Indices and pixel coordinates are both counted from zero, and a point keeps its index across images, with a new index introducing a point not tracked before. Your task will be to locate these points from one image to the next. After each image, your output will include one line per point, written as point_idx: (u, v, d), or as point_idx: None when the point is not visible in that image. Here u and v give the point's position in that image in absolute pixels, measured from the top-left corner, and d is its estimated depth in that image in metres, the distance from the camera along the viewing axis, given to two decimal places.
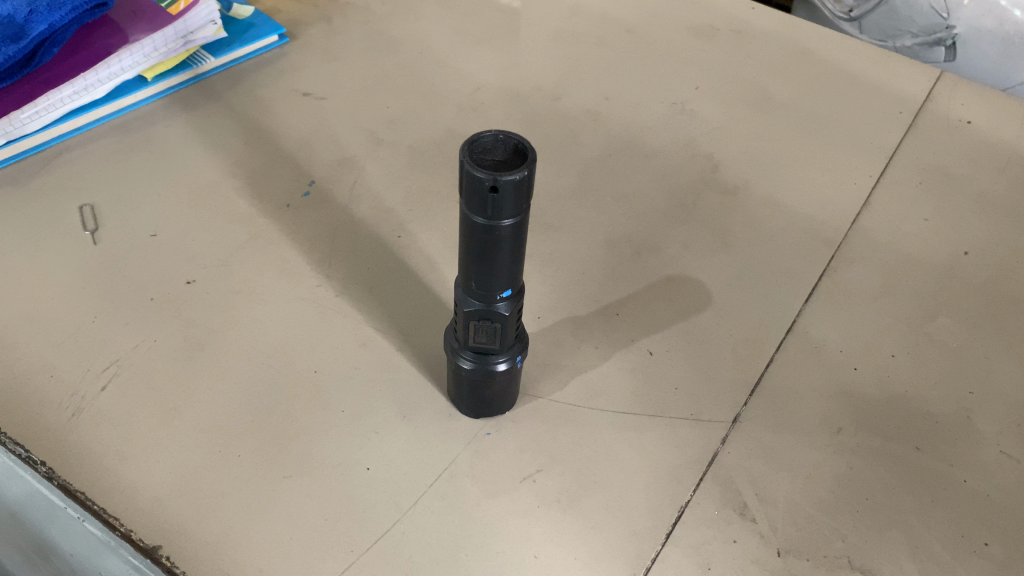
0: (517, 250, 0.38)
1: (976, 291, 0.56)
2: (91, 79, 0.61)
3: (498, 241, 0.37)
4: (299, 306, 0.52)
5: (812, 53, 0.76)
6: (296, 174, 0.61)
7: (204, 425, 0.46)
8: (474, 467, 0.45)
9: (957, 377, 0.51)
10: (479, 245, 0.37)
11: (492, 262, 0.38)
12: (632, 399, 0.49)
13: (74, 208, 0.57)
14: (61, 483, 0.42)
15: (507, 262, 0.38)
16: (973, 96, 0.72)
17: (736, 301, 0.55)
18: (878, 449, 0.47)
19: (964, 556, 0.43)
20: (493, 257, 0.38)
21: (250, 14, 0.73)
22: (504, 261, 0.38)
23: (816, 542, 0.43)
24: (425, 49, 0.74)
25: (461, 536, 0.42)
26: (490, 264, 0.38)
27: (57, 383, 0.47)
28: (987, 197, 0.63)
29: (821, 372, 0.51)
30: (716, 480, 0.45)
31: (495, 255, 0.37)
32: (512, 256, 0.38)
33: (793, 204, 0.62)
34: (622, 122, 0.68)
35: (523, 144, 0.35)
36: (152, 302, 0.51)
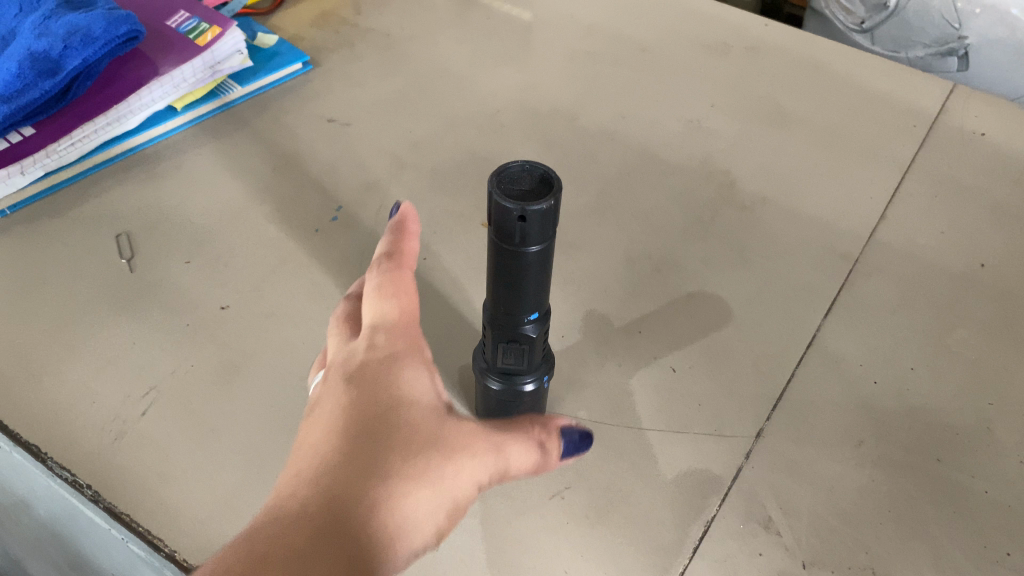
0: (544, 274, 0.39)
1: (993, 302, 0.57)
2: (123, 111, 0.63)
3: (525, 265, 0.38)
4: (329, 329, 0.53)
5: (826, 67, 0.78)
6: (323, 198, 0.62)
7: (241, 447, 0.47)
8: (504, 485, 0.46)
9: (977, 388, 0.52)
10: (507, 270, 0.38)
11: (521, 286, 0.39)
12: (656, 415, 0.50)
13: (110, 236, 0.58)
14: (107, 506, 0.44)
15: (535, 285, 0.39)
16: (986, 108, 0.73)
17: (757, 316, 0.56)
18: (900, 462, 0.48)
19: (987, 566, 0.43)
20: (521, 282, 0.39)
21: (275, 42, 0.75)
22: (532, 285, 0.39)
23: (840, 553, 0.44)
24: (445, 72, 0.76)
25: (492, 553, 0.43)
26: (518, 288, 0.39)
27: (100, 409, 0.48)
28: (1002, 208, 0.64)
29: (842, 385, 0.52)
30: (741, 495, 0.46)
31: (523, 280, 0.39)
32: (539, 279, 0.39)
33: (810, 218, 0.63)
34: (639, 140, 0.69)
35: (549, 174, 0.36)
36: (188, 327, 0.53)
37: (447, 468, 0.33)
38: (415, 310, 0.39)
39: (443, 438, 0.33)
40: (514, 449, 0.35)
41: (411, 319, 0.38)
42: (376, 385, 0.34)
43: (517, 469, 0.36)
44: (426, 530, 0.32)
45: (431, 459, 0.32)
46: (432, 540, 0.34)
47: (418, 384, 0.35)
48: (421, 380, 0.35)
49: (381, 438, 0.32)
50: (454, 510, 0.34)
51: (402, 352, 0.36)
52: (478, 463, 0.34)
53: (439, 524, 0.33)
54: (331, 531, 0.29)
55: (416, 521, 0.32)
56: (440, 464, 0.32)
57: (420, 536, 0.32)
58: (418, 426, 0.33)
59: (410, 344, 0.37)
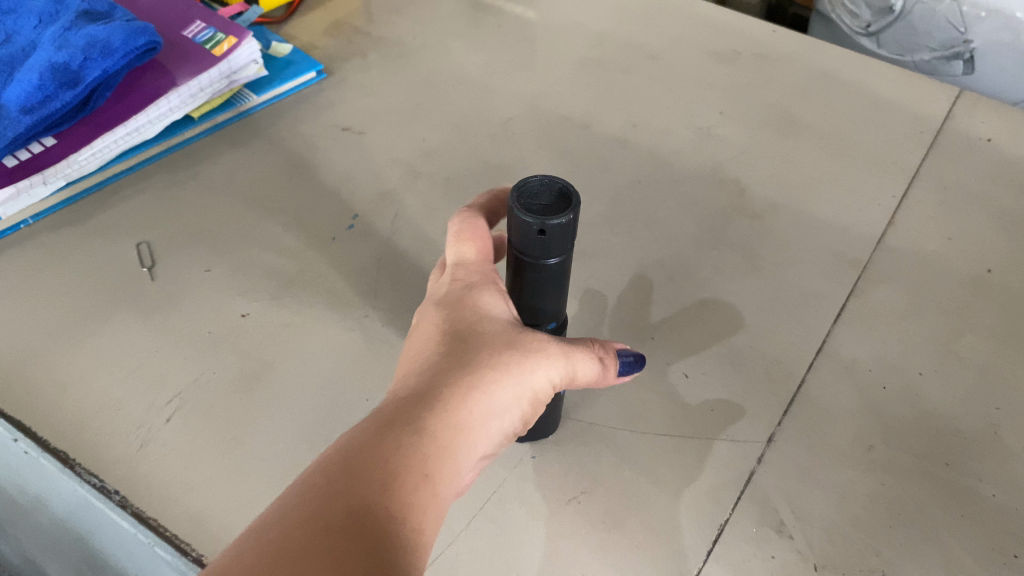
0: (562, 285, 0.40)
1: (1000, 308, 0.58)
2: (142, 121, 0.64)
3: (544, 276, 0.39)
4: (348, 337, 0.54)
5: (833, 75, 0.78)
6: (339, 207, 0.63)
7: (264, 455, 0.48)
8: (521, 490, 0.47)
9: (985, 394, 0.53)
10: (527, 281, 0.39)
11: (539, 297, 0.40)
12: (670, 421, 0.51)
13: (131, 246, 0.60)
14: (135, 511, 0.45)
15: (553, 296, 0.40)
16: (992, 115, 0.74)
17: (768, 323, 0.57)
18: (910, 467, 0.49)
19: (995, 569, 0.44)
20: (540, 292, 0.40)
21: (289, 51, 0.77)
22: (551, 296, 0.40)
23: (852, 557, 0.45)
24: (457, 81, 0.77)
25: (511, 556, 0.44)
26: (535, 298, 0.40)
27: (125, 416, 0.49)
28: (1009, 214, 0.65)
29: (852, 391, 0.53)
30: (754, 499, 0.47)
31: (542, 291, 0.40)
32: (557, 290, 0.40)
33: (820, 225, 0.64)
34: (650, 148, 0.70)
35: (568, 189, 0.37)
36: (209, 336, 0.54)
37: (523, 363, 0.37)
38: (489, 247, 0.43)
39: (515, 340, 0.38)
40: (580, 359, 0.39)
41: (488, 253, 0.42)
42: (456, 307, 0.39)
43: (591, 370, 0.40)
44: (509, 418, 0.37)
45: (509, 355, 0.37)
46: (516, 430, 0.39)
47: (494, 303, 0.40)
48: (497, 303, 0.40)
49: (460, 344, 0.38)
50: (535, 402, 0.39)
51: (478, 278, 0.41)
52: (553, 363, 0.38)
53: (522, 413, 0.38)
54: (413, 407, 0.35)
55: (501, 408, 0.37)
56: (518, 360, 0.37)
57: (503, 423, 0.37)
58: (493, 334, 0.38)
59: (487, 271, 0.41)
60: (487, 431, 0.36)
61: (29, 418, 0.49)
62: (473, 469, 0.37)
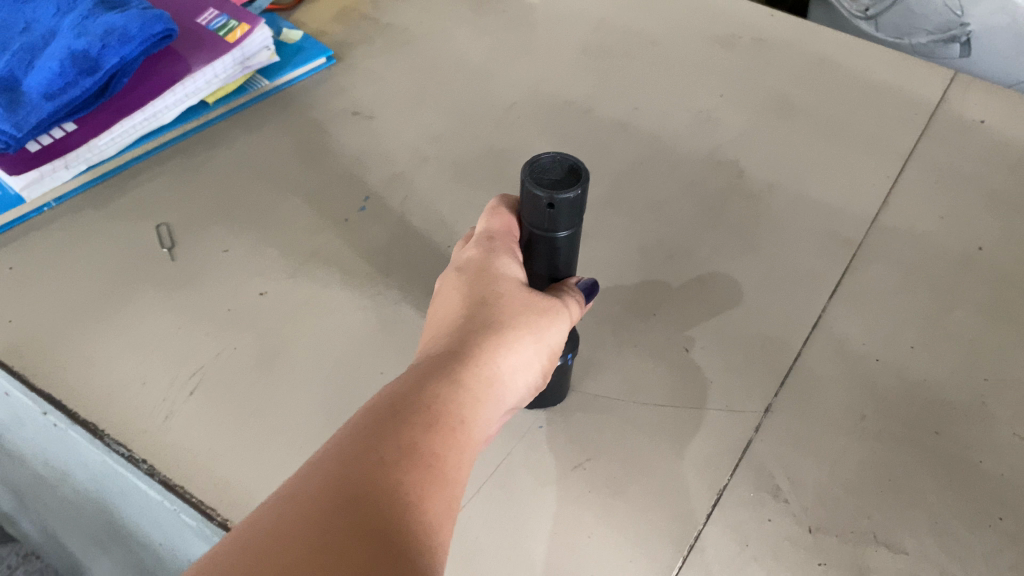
0: (571, 252, 0.43)
1: (989, 284, 0.60)
2: (159, 107, 0.66)
3: (555, 245, 0.41)
4: (361, 314, 0.57)
5: (830, 59, 0.80)
6: (351, 190, 0.66)
7: (283, 426, 0.50)
8: (529, 458, 0.50)
9: (972, 366, 0.55)
10: (539, 248, 0.42)
11: (552, 262, 0.43)
12: (671, 393, 0.53)
13: (151, 228, 0.62)
14: (162, 479, 0.48)
15: (564, 260, 0.43)
16: (985, 97, 0.76)
17: (765, 299, 0.59)
18: (900, 435, 0.51)
19: (979, 531, 0.47)
20: (552, 258, 0.43)
21: (299, 38, 0.78)
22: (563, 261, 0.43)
23: (844, 519, 0.47)
24: (463, 66, 0.78)
25: (521, 519, 0.47)
26: (548, 262, 0.43)
27: (150, 390, 0.52)
28: (999, 194, 0.67)
29: (845, 364, 0.55)
30: (750, 466, 0.49)
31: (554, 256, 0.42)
32: (567, 256, 0.43)
33: (816, 206, 0.66)
34: (651, 131, 0.72)
35: (577, 165, 0.39)
36: (228, 314, 0.56)
37: (544, 323, 0.40)
38: (517, 220, 0.45)
39: (534, 298, 0.41)
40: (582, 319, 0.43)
41: (513, 225, 0.45)
42: (478, 271, 0.41)
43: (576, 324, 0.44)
44: (532, 370, 0.40)
45: (532, 315, 0.40)
46: (536, 386, 0.41)
47: (512, 268, 0.42)
48: (515, 269, 0.42)
49: (486, 301, 0.40)
50: (551, 359, 0.41)
51: (498, 242, 0.43)
52: (562, 322, 0.41)
53: (541, 370, 0.41)
54: (450, 358, 0.37)
55: (527, 361, 0.39)
56: (540, 320, 0.40)
57: (527, 378, 0.40)
58: (514, 293, 0.41)
59: (508, 240, 0.44)
60: (515, 382, 0.39)
61: (59, 392, 0.51)
62: (499, 420, 0.39)
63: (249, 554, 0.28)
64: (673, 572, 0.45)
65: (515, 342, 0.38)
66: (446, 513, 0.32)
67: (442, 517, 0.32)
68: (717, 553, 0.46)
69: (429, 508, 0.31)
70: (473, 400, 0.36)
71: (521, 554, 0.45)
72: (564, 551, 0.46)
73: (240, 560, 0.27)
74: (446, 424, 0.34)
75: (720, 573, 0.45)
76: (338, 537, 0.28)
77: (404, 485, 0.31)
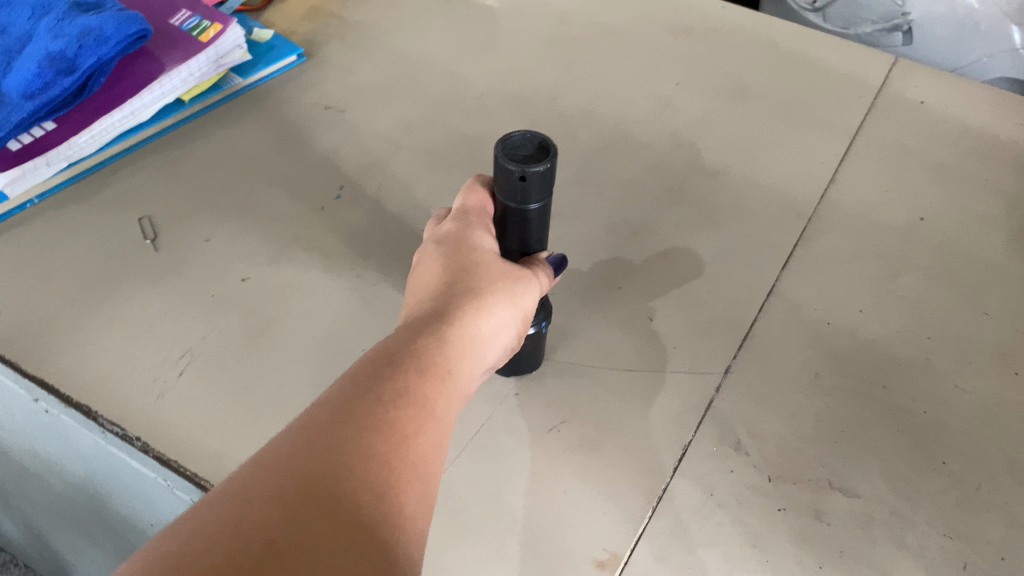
0: (542, 225, 0.46)
1: (932, 251, 0.64)
2: (137, 105, 0.68)
3: (527, 217, 0.44)
4: (342, 295, 0.59)
5: (781, 46, 0.84)
6: (326, 180, 0.68)
7: (271, 401, 0.53)
8: (507, 422, 0.52)
9: (917, 325, 0.59)
10: (512, 221, 0.45)
11: (524, 235, 0.46)
12: (638, 358, 0.56)
13: (134, 220, 0.64)
14: (156, 454, 0.50)
15: (535, 233, 0.46)
16: (925, 79, 0.80)
17: (724, 270, 0.62)
18: (851, 390, 0.55)
19: (926, 473, 0.50)
20: (524, 230, 0.46)
21: (270, 37, 0.81)
22: (534, 234, 0.46)
23: (802, 468, 0.51)
24: (431, 60, 0.81)
25: (501, 478, 0.50)
26: (519, 235, 0.46)
27: (141, 371, 0.54)
28: (940, 168, 0.71)
29: (800, 327, 0.58)
30: (714, 422, 0.53)
31: (526, 229, 0.45)
32: (538, 229, 0.46)
33: (771, 183, 0.70)
34: (613, 118, 0.76)
35: (546, 142, 0.42)
36: (213, 298, 0.58)
37: (519, 289, 0.43)
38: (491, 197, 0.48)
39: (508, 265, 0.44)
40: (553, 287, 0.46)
41: (487, 202, 0.48)
42: (456, 241, 0.44)
43: (546, 293, 0.47)
44: (511, 330, 0.43)
45: (508, 281, 0.43)
46: (510, 348, 0.44)
47: (487, 240, 0.45)
48: (490, 242, 0.45)
49: (466, 268, 0.43)
50: (525, 322, 0.44)
51: (474, 217, 0.46)
52: (535, 288, 0.45)
53: (515, 332, 0.44)
54: (433, 318, 0.39)
55: (506, 321, 0.42)
56: (515, 286, 0.43)
57: (503, 339, 0.43)
58: (490, 261, 0.44)
59: (482, 216, 0.47)
60: (494, 341, 0.42)
61: (52, 376, 0.53)
62: (481, 376, 0.42)
63: (261, 477, 0.31)
64: (644, 521, 0.48)
65: (493, 304, 0.41)
66: (437, 450, 0.35)
67: (433, 454, 0.35)
68: (685, 501, 0.49)
69: (422, 443, 0.34)
70: (458, 353, 0.39)
71: (502, 510, 0.48)
72: (541, 506, 0.48)
73: (255, 482, 0.31)
74: (435, 373, 0.37)
75: (688, 520, 0.48)
76: (340, 469, 0.31)
77: (400, 422, 0.34)
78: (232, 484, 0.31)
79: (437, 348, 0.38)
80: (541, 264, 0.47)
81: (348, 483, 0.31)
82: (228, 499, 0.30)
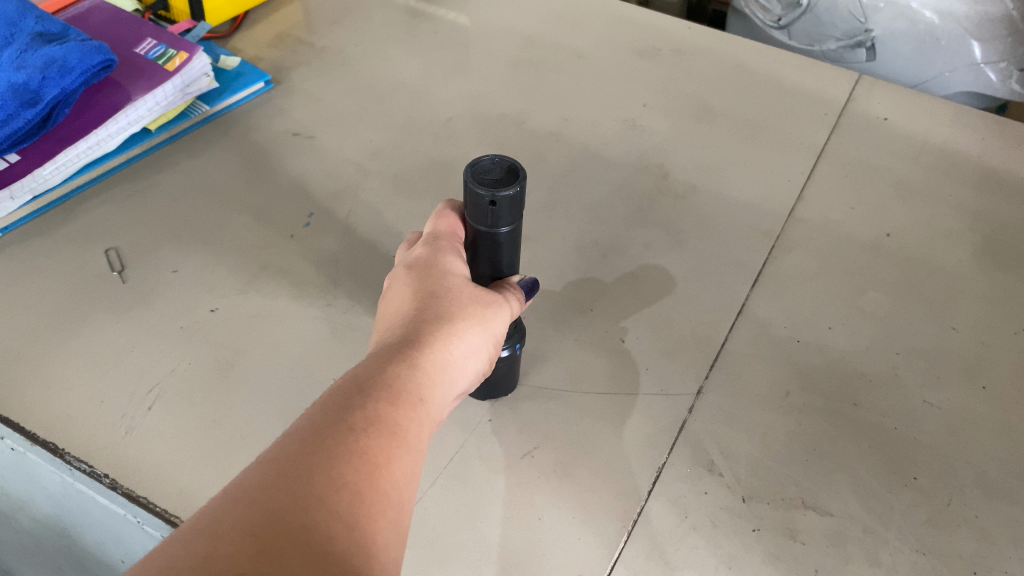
0: (513, 247, 0.46)
1: (898, 266, 0.65)
2: (103, 135, 0.68)
3: (498, 240, 0.44)
4: (312, 324, 0.59)
5: (745, 65, 0.85)
6: (295, 207, 0.68)
7: (241, 433, 0.52)
8: (480, 449, 0.52)
9: (885, 341, 0.59)
10: (483, 245, 0.45)
11: (494, 259, 0.46)
12: (610, 380, 0.56)
13: (100, 253, 0.63)
14: (125, 491, 0.49)
15: (506, 256, 0.46)
16: (887, 97, 0.82)
17: (694, 290, 0.63)
18: (822, 407, 0.55)
19: (897, 489, 0.51)
20: (495, 254, 0.46)
21: (237, 64, 0.81)
22: (505, 256, 0.46)
23: (775, 487, 0.51)
24: (399, 85, 0.81)
25: (475, 506, 0.49)
26: (490, 258, 0.46)
27: (109, 407, 0.53)
28: (904, 184, 0.72)
29: (770, 346, 0.59)
30: (687, 444, 0.53)
31: (498, 252, 0.45)
32: (509, 252, 0.46)
33: (738, 202, 0.70)
34: (581, 140, 0.76)
35: (515, 165, 0.42)
36: (182, 330, 0.58)
37: (489, 313, 0.43)
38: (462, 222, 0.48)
39: (478, 290, 0.44)
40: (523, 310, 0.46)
41: (458, 227, 0.48)
42: (426, 266, 0.44)
43: (517, 317, 0.47)
44: (483, 353, 0.43)
45: (478, 305, 0.43)
46: (482, 373, 0.44)
47: (457, 264, 0.45)
48: (461, 267, 0.45)
49: (437, 292, 0.43)
50: (497, 345, 0.44)
51: (445, 242, 0.46)
52: (506, 311, 0.45)
53: (487, 357, 0.43)
54: (405, 343, 0.39)
55: (477, 345, 0.42)
56: (486, 310, 0.43)
57: (476, 364, 0.43)
58: (460, 286, 0.44)
59: (453, 241, 0.47)
60: (466, 366, 0.41)
61: (16, 414, 0.52)
62: (453, 401, 0.42)
63: (231, 506, 0.30)
64: (619, 546, 0.48)
65: (465, 328, 0.41)
66: (410, 475, 0.35)
67: (407, 479, 0.35)
68: (659, 525, 0.49)
69: (396, 469, 0.34)
70: (431, 378, 0.39)
71: (476, 539, 0.48)
72: (517, 533, 0.48)
73: (225, 512, 0.30)
74: (408, 398, 0.37)
75: (663, 543, 0.48)
76: (312, 497, 0.31)
77: (372, 449, 0.34)
78: (202, 515, 0.30)
79: (409, 373, 0.38)
80: (511, 287, 0.47)
81: (322, 509, 0.31)
82: (198, 531, 0.30)
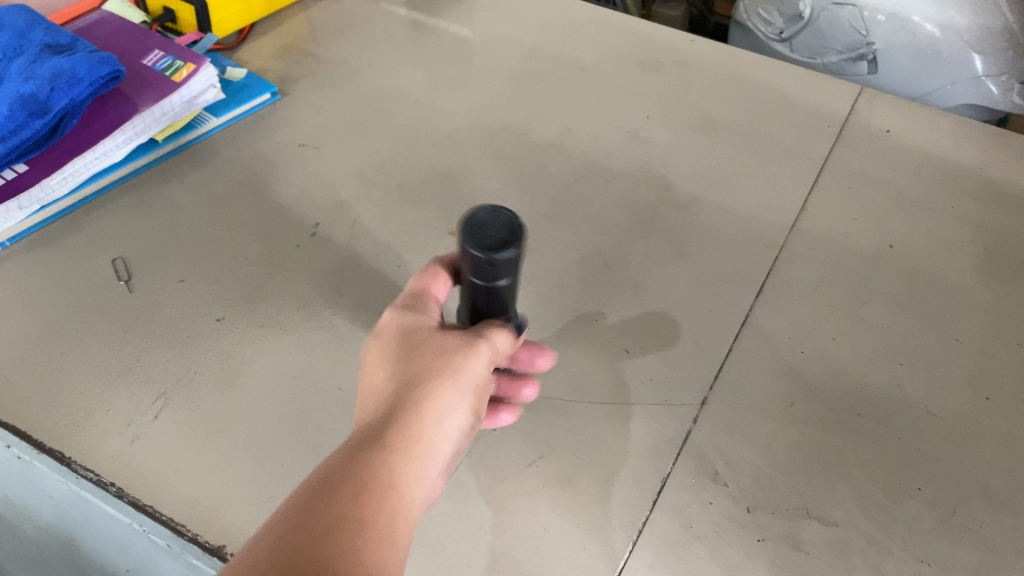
0: (512, 293, 0.42)
1: (900, 278, 0.65)
2: (110, 146, 0.68)
3: (496, 292, 0.41)
4: (317, 334, 0.59)
5: (747, 78, 0.86)
6: (300, 218, 0.68)
7: (247, 442, 0.53)
8: (485, 459, 0.52)
9: (888, 352, 0.60)
10: (481, 296, 0.41)
11: (492, 304, 0.42)
12: (614, 390, 0.56)
13: (107, 262, 0.63)
14: (131, 499, 0.49)
15: (505, 301, 0.43)
16: (889, 109, 0.82)
17: (697, 301, 0.63)
18: (824, 418, 0.55)
19: (901, 500, 0.51)
20: (492, 301, 0.42)
21: (243, 75, 0.81)
22: (505, 302, 0.42)
23: (779, 497, 0.51)
24: (403, 97, 0.82)
25: (479, 516, 0.50)
26: (489, 305, 0.42)
27: (115, 415, 0.53)
28: (906, 196, 0.72)
29: (773, 356, 0.59)
30: (691, 454, 0.53)
31: (497, 301, 0.42)
32: (508, 298, 0.42)
33: (741, 213, 0.70)
34: (584, 151, 0.76)
35: (515, 221, 0.37)
36: (188, 340, 0.58)
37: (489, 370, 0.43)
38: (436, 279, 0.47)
39: (447, 333, 0.42)
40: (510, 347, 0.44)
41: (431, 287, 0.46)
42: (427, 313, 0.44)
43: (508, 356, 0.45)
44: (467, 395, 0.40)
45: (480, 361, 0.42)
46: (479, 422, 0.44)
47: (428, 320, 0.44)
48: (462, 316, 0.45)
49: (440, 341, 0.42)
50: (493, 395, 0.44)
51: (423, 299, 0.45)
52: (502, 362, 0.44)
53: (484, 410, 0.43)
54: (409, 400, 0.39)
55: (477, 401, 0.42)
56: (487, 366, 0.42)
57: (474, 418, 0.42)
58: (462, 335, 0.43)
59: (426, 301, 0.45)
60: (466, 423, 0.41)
61: (22, 422, 0.53)
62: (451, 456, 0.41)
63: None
64: (624, 555, 0.48)
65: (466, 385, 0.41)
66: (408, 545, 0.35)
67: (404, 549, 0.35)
68: (663, 534, 0.49)
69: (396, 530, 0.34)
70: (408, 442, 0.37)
71: (481, 548, 0.48)
72: (521, 543, 0.48)
73: None
74: (374, 469, 0.35)
75: (667, 553, 0.48)
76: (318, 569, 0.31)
77: (376, 522, 0.34)
78: None
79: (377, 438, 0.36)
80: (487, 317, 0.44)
81: None
82: None
